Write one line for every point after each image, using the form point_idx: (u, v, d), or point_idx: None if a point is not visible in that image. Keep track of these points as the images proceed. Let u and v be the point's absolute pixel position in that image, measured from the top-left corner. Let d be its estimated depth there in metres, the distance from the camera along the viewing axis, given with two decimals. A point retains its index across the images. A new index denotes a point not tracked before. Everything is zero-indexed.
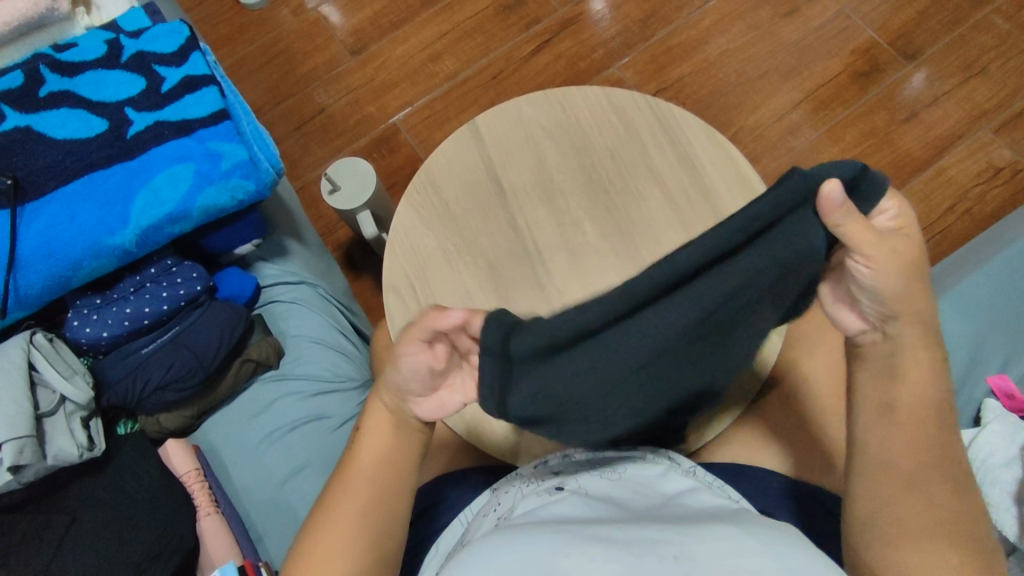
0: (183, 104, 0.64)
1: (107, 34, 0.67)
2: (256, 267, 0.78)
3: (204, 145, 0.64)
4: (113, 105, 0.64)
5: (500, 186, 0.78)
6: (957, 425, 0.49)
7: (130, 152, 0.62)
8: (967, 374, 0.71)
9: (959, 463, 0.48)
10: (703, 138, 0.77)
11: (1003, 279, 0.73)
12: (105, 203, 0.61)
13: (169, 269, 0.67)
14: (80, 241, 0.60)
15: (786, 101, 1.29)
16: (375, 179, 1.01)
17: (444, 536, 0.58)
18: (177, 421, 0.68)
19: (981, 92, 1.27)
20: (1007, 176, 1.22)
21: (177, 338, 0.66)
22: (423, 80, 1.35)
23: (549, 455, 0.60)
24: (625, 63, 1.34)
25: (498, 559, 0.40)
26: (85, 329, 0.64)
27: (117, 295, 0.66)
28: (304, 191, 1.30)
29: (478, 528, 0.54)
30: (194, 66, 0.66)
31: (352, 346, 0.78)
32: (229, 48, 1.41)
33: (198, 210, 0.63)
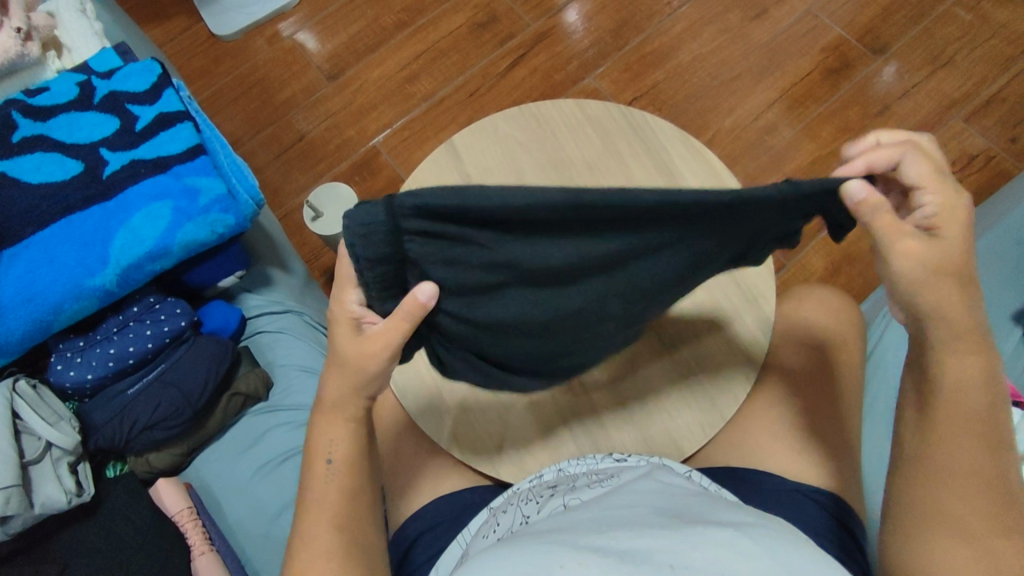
0: (158, 141, 0.64)
1: (79, 76, 0.67)
2: (241, 298, 0.78)
3: (181, 181, 0.64)
4: (88, 146, 0.63)
5: None
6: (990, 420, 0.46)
7: (107, 193, 0.62)
8: None
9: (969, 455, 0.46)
10: (679, 145, 0.79)
11: (982, 266, 0.74)
12: (84, 244, 0.61)
13: (153, 307, 0.67)
14: (60, 285, 0.59)
15: (761, 101, 1.31)
16: (358, 202, 1.01)
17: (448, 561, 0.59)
18: (166, 460, 0.67)
19: (950, 82, 1.29)
20: (980, 164, 1.25)
21: (163, 376, 0.66)
22: (401, 101, 1.36)
23: (543, 469, 0.65)
24: (600, 72, 1.36)
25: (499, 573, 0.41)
26: (68, 373, 0.64)
27: (100, 335, 0.65)
28: (288, 219, 1.30)
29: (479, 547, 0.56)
30: (168, 103, 0.66)
31: None
32: (205, 80, 1.42)
33: (178, 246, 0.63)
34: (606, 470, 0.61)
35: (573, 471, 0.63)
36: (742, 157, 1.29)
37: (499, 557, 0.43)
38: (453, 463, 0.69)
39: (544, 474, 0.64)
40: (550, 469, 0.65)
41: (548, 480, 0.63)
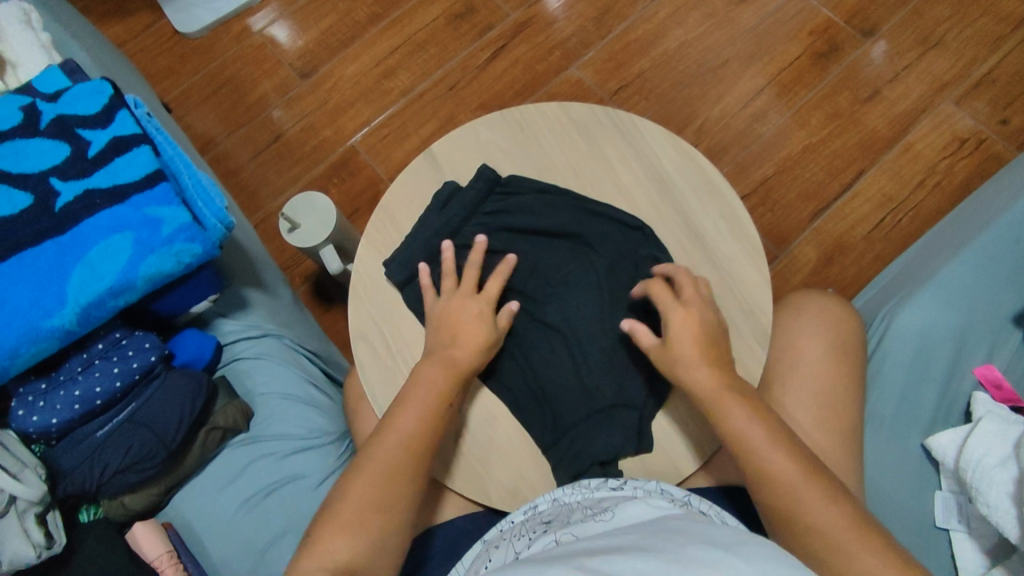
0: (113, 168, 0.60)
1: (23, 99, 0.62)
2: (215, 324, 0.75)
3: (141, 211, 0.59)
4: (37, 176, 0.59)
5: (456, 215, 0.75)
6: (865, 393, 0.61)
7: (61, 226, 0.58)
8: (953, 368, 0.70)
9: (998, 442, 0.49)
10: (669, 148, 0.76)
11: (980, 266, 0.72)
12: (38, 283, 0.56)
13: (119, 342, 0.63)
14: (13, 328, 0.55)
15: (749, 88, 1.28)
16: (336, 211, 0.97)
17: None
18: (143, 501, 0.64)
19: (940, 64, 1.26)
20: (972, 147, 1.22)
21: (135, 416, 0.62)
22: (378, 97, 1.31)
23: (537, 499, 0.61)
24: (584, 61, 1.31)
25: None
26: (31, 418, 0.60)
27: (63, 376, 0.61)
28: (266, 224, 1.25)
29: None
30: (122, 126, 0.62)
31: (324, 397, 0.75)
32: (172, 81, 1.35)
33: (141, 279, 0.59)
34: (604, 498, 0.59)
35: (569, 499, 0.60)
36: (732, 146, 1.26)
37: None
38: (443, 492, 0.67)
39: (539, 504, 0.61)
40: (545, 498, 0.62)
41: (544, 511, 0.60)
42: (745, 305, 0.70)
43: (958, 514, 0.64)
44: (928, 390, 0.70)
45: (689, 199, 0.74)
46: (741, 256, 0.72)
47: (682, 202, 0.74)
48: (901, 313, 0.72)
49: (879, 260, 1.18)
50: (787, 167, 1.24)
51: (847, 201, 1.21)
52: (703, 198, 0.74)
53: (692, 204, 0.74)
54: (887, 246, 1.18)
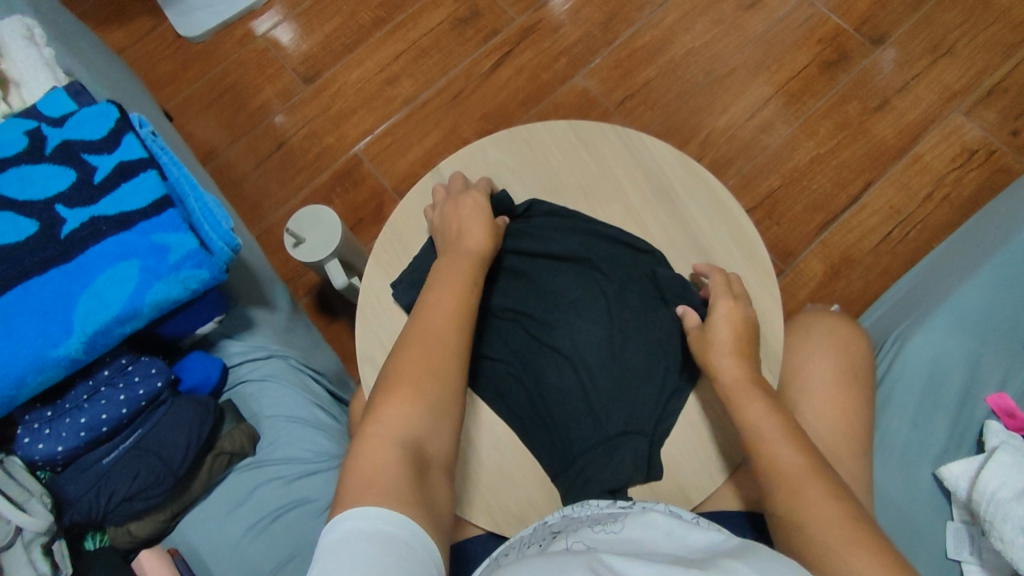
0: (119, 194, 0.59)
1: (28, 123, 0.61)
2: (221, 345, 0.74)
3: (147, 238, 0.59)
4: (42, 203, 0.58)
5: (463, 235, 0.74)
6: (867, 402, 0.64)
7: (67, 254, 0.57)
8: (964, 397, 0.69)
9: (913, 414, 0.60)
10: (679, 168, 0.75)
11: (993, 292, 0.71)
12: (44, 312, 0.56)
13: (125, 368, 0.62)
14: (19, 359, 0.54)
15: (757, 98, 1.27)
16: (341, 225, 0.96)
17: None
18: (149, 527, 0.64)
19: (950, 73, 1.25)
20: (981, 158, 1.21)
21: (141, 443, 0.62)
22: (382, 104, 1.30)
23: (549, 515, 0.60)
24: (590, 69, 1.30)
25: None
26: (37, 446, 0.59)
27: (69, 404, 0.61)
28: (269, 233, 1.25)
29: None
30: (127, 150, 0.61)
31: (330, 419, 0.75)
32: (174, 87, 1.34)
33: (148, 306, 0.58)
34: (613, 513, 0.57)
35: (579, 512, 0.59)
36: (739, 157, 1.25)
37: None
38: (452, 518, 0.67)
39: (549, 518, 0.60)
40: (554, 515, 0.61)
41: (554, 522, 0.59)
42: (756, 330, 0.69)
43: (969, 544, 0.63)
44: (940, 420, 0.69)
45: (700, 221, 0.73)
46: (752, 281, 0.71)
47: (692, 224, 0.73)
48: (911, 339, 0.71)
49: (886, 273, 1.17)
50: (794, 178, 1.23)
51: (855, 214, 1.20)
52: (714, 220, 0.73)
53: (703, 226, 0.73)
54: (896, 259, 1.18)
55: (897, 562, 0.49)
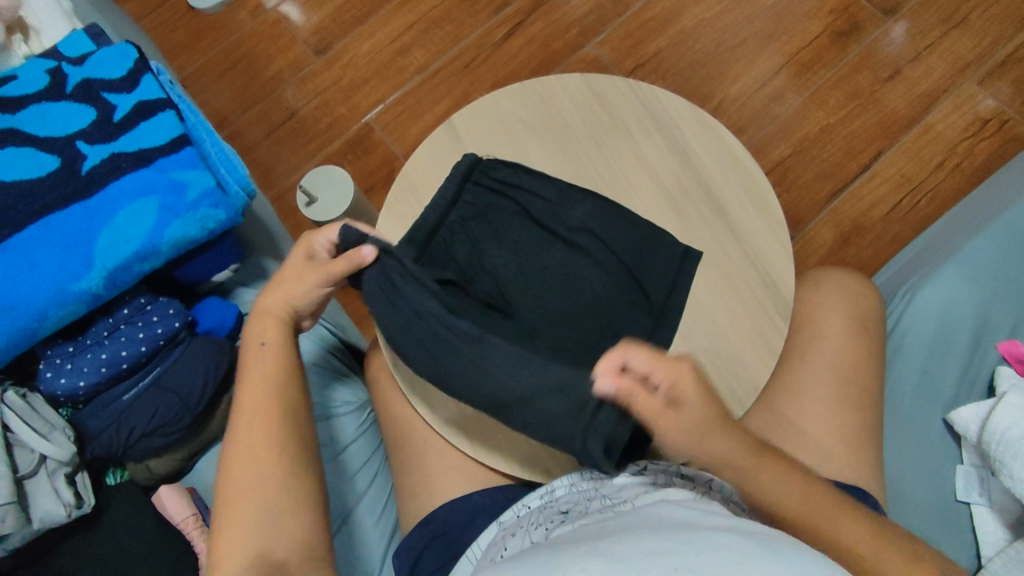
0: (138, 132, 0.60)
1: (48, 63, 0.62)
2: (236, 293, 0.75)
3: (166, 175, 0.59)
4: (63, 139, 0.59)
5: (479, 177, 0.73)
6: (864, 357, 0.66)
7: (88, 190, 0.58)
8: (974, 345, 0.69)
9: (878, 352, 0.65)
10: (691, 120, 0.75)
11: (1006, 242, 0.71)
12: (66, 246, 0.57)
13: (144, 308, 0.64)
14: (42, 291, 0.55)
15: (768, 67, 1.26)
16: (353, 186, 0.97)
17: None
18: (168, 465, 0.64)
19: (964, 43, 1.24)
20: (994, 128, 1.21)
21: (160, 381, 0.63)
22: (393, 74, 1.30)
23: (554, 483, 0.62)
24: (601, 40, 1.30)
25: None
26: (59, 381, 0.60)
27: (89, 340, 0.62)
28: (280, 201, 1.25)
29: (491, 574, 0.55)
30: (146, 91, 0.62)
31: (342, 367, 0.76)
32: (186, 57, 1.35)
33: (166, 244, 0.59)
34: (621, 487, 0.58)
35: (587, 486, 0.60)
36: (749, 126, 1.24)
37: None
38: (463, 463, 0.68)
39: (555, 489, 0.61)
40: (562, 483, 0.62)
41: (561, 497, 0.60)
42: (767, 277, 0.69)
43: (978, 487, 0.63)
44: (950, 367, 0.69)
45: (711, 171, 0.73)
46: (764, 229, 0.71)
47: (704, 174, 0.73)
48: (923, 288, 0.72)
49: (896, 241, 1.17)
50: (805, 147, 1.22)
51: (865, 182, 1.20)
52: (725, 170, 0.73)
53: (714, 176, 0.73)
54: (906, 227, 1.17)
55: None
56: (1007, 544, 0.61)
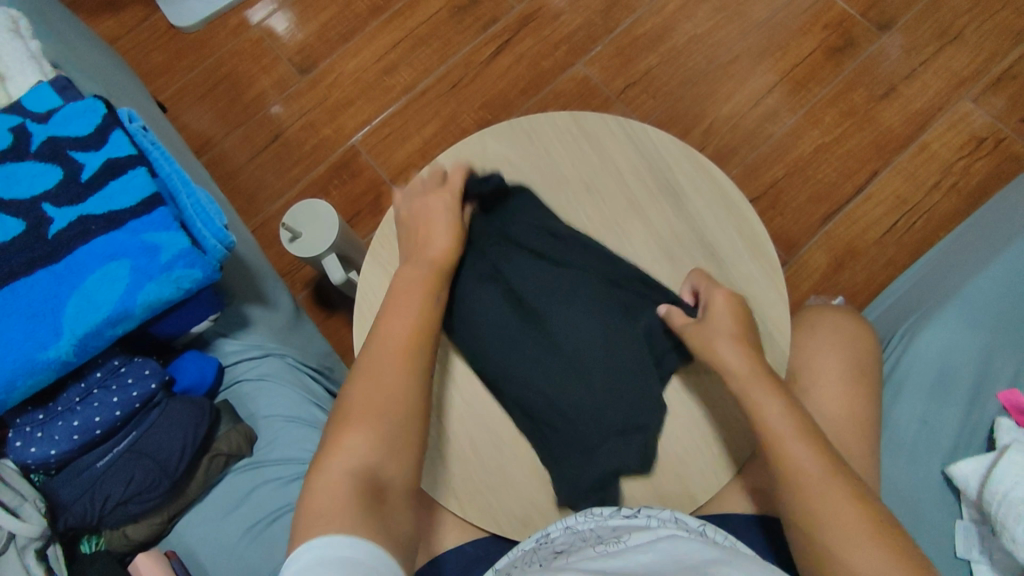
0: (107, 192, 0.58)
1: (12, 118, 0.60)
2: (216, 345, 0.73)
3: (138, 238, 0.57)
4: (28, 201, 0.56)
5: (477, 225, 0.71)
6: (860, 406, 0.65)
7: (55, 254, 0.55)
8: (974, 393, 0.68)
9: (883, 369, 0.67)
10: (684, 160, 0.73)
11: (1007, 286, 0.70)
12: (32, 315, 0.54)
13: (118, 370, 0.61)
14: (7, 362, 0.53)
15: (761, 85, 1.24)
16: (338, 219, 0.95)
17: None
18: (145, 530, 0.63)
19: (959, 59, 1.23)
20: (990, 147, 1.19)
21: (135, 446, 0.61)
22: (380, 95, 1.27)
23: (549, 526, 0.61)
24: (591, 58, 1.27)
25: None
26: (29, 450, 0.58)
27: (61, 407, 0.59)
28: (265, 227, 1.23)
29: None
30: (116, 146, 0.59)
31: (328, 417, 0.74)
32: (168, 78, 1.32)
33: (140, 307, 0.57)
34: (617, 528, 0.58)
35: (582, 527, 0.60)
36: (742, 146, 1.22)
37: None
38: (453, 520, 0.66)
39: (550, 531, 0.61)
40: (557, 525, 0.61)
41: (556, 539, 0.60)
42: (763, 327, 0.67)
43: (978, 544, 0.62)
44: (948, 416, 0.68)
45: (705, 213, 0.71)
46: (759, 274, 0.69)
47: (697, 218, 0.71)
48: (921, 334, 0.70)
49: (892, 264, 1.16)
50: (799, 167, 1.21)
51: (859, 204, 1.18)
52: (720, 213, 0.71)
53: (708, 220, 0.71)
54: (901, 249, 1.16)
55: (905, 565, 0.49)
56: None
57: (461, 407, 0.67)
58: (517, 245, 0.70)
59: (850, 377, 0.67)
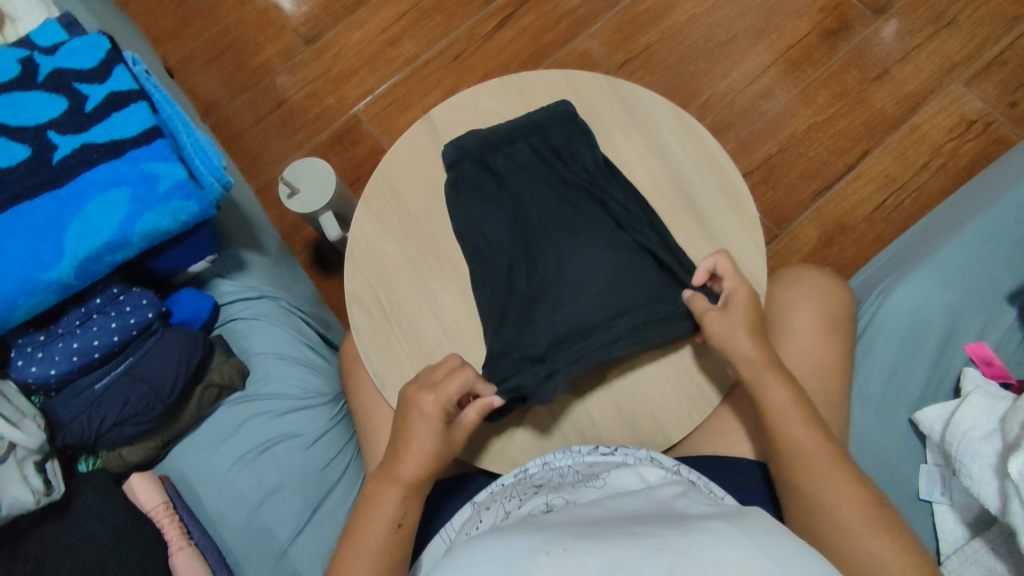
0: (110, 122, 0.60)
1: (20, 51, 0.63)
2: (213, 284, 0.75)
3: (137, 167, 0.59)
4: (34, 128, 0.59)
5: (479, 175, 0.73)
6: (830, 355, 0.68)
7: (58, 179, 0.58)
8: (944, 345, 0.70)
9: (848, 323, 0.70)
10: (670, 119, 0.75)
11: (979, 245, 0.72)
12: (35, 236, 0.56)
13: (116, 298, 0.64)
14: (10, 280, 0.55)
15: (757, 64, 1.26)
16: (336, 178, 0.97)
17: (433, 558, 0.59)
18: (141, 453, 0.66)
19: (952, 43, 1.24)
20: (980, 129, 1.21)
21: (131, 371, 0.63)
22: (382, 66, 1.30)
23: (528, 463, 0.63)
24: (591, 33, 1.29)
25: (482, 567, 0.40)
26: (30, 369, 0.61)
27: (61, 329, 0.62)
28: (266, 190, 1.25)
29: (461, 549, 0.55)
30: (119, 81, 0.62)
31: (319, 358, 0.77)
32: (175, 44, 1.34)
33: (138, 235, 0.59)
34: (595, 464, 0.60)
35: (561, 464, 0.62)
36: (736, 122, 1.24)
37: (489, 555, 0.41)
38: None
39: (529, 467, 0.62)
40: (535, 463, 0.63)
41: (534, 474, 0.62)
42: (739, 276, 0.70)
43: (941, 485, 0.65)
44: (917, 366, 0.70)
45: (687, 168, 0.73)
46: (738, 228, 0.71)
47: (682, 174, 0.73)
48: (895, 289, 0.72)
49: (879, 240, 1.18)
50: (792, 144, 1.23)
51: (851, 181, 1.20)
52: (702, 168, 0.73)
53: (691, 174, 0.73)
54: (889, 227, 1.18)
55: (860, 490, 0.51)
56: (967, 541, 0.62)
57: (446, 340, 0.70)
58: (510, 193, 0.73)
59: (822, 328, 0.69)
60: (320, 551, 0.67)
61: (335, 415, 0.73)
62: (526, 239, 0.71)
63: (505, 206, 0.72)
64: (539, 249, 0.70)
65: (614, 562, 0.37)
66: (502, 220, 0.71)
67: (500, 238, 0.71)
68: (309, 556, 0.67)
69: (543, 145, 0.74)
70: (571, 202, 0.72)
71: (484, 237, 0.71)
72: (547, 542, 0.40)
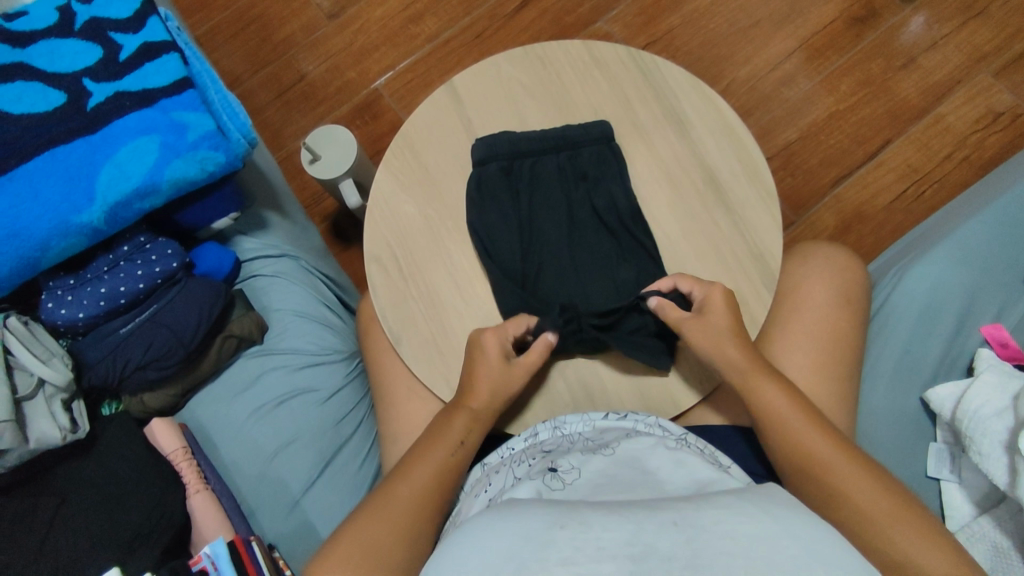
0: (143, 72, 0.62)
1: (59, 2, 0.65)
2: (235, 241, 0.77)
3: (168, 116, 0.61)
4: (70, 76, 0.61)
5: (501, 158, 0.73)
6: (844, 332, 0.68)
7: (92, 126, 0.60)
8: (959, 324, 0.70)
9: (862, 303, 0.70)
10: (688, 90, 0.75)
11: (1000, 226, 0.71)
12: (69, 179, 0.58)
13: (143, 247, 0.65)
14: (44, 221, 0.57)
15: (781, 50, 1.25)
16: (357, 146, 0.98)
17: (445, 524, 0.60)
18: (161, 400, 0.68)
19: (982, 34, 1.22)
20: (1007, 121, 1.19)
21: (155, 317, 0.65)
22: (404, 42, 1.30)
23: (538, 427, 0.62)
24: (613, 16, 1.29)
25: (496, 529, 0.40)
26: (60, 311, 0.63)
27: (90, 274, 0.64)
28: (287, 162, 1.27)
29: (470, 509, 0.56)
30: (153, 32, 0.64)
31: (336, 318, 0.78)
32: (200, 16, 1.36)
33: (167, 183, 0.61)
34: (605, 431, 0.60)
35: (571, 430, 0.61)
36: (757, 108, 1.24)
37: (501, 517, 0.41)
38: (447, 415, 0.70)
39: (540, 431, 0.62)
40: (546, 426, 0.62)
41: (544, 439, 0.61)
42: (754, 248, 0.70)
43: (950, 464, 0.65)
44: (932, 346, 0.70)
45: (705, 139, 0.73)
46: (754, 199, 0.72)
47: (700, 145, 0.73)
48: (912, 268, 0.72)
49: (899, 232, 1.17)
50: (812, 133, 1.22)
51: (871, 170, 1.19)
52: (720, 139, 0.73)
53: (709, 146, 0.73)
54: (908, 217, 1.17)
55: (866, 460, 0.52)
56: (973, 518, 0.62)
57: (457, 298, 0.71)
58: (526, 177, 0.73)
59: (838, 305, 0.69)
60: (330, 505, 0.68)
61: (350, 373, 0.75)
62: (543, 226, 0.72)
63: (519, 185, 0.73)
64: (558, 233, 0.71)
65: (631, 535, 0.37)
66: (518, 203, 0.72)
67: (516, 222, 0.72)
68: (320, 509, 0.68)
69: (571, 163, 0.73)
70: (589, 185, 0.73)
71: (499, 222, 0.71)
72: (560, 515, 0.40)
